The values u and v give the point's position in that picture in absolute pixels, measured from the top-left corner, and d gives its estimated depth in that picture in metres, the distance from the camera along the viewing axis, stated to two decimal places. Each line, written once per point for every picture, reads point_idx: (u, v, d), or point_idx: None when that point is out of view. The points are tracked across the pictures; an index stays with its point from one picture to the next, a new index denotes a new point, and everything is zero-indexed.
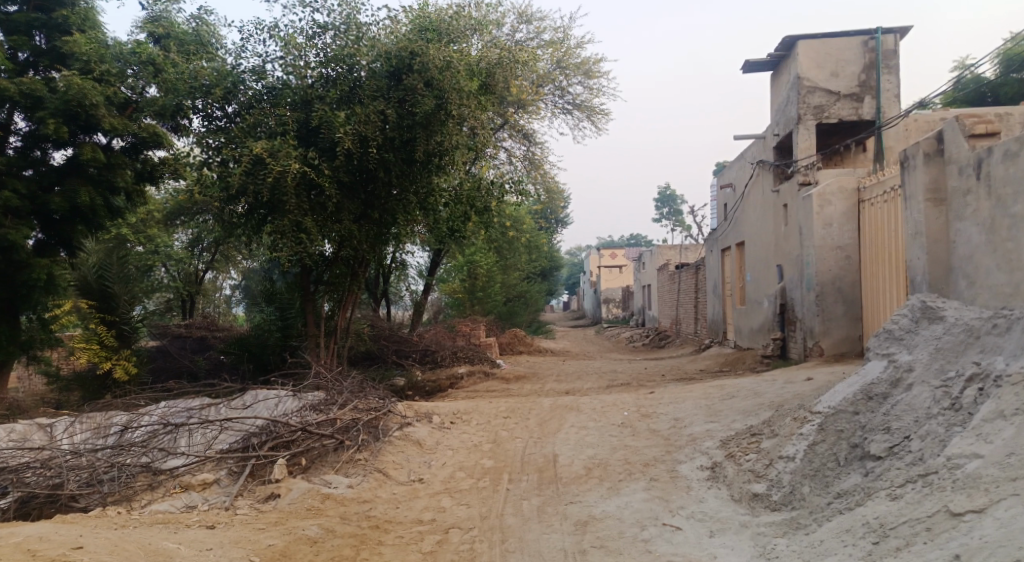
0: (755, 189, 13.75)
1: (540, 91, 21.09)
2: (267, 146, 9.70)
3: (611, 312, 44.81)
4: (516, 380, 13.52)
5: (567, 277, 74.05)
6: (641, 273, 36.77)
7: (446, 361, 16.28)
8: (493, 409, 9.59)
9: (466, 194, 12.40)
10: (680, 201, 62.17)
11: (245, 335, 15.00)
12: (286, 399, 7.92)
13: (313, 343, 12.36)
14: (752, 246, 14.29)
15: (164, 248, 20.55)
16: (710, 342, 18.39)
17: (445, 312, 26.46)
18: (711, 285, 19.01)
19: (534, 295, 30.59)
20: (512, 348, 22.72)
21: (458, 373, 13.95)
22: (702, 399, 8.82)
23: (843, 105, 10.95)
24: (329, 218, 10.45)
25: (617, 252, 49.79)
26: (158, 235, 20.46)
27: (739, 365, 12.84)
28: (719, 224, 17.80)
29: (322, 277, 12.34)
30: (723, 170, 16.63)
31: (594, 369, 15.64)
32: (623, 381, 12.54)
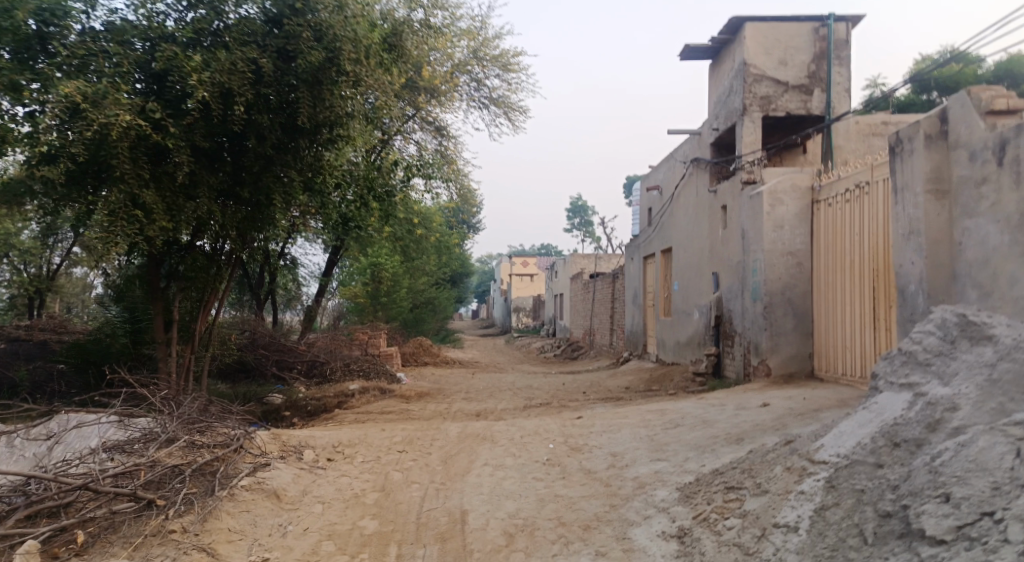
0: (687, 189, 12.55)
1: (454, 79, 19.35)
2: (87, 89, 7.36)
3: (521, 321, 43.50)
4: (417, 398, 11.69)
5: (476, 284, 72.39)
6: (554, 282, 35.57)
7: (337, 373, 14.33)
8: (386, 439, 7.75)
9: (365, 177, 10.54)
10: (591, 211, 61.96)
11: (90, 340, 12.39)
12: (111, 426, 5.99)
13: (164, 352, 10.07)
14: (680, 252, 13.14)
15: (8, 236, 17.12)
16: (629, 356, 17.15)
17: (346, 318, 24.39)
18: (630, 294, 17.83)
19: (442, 302, 28.69)
20: (416, 359, 20.83)
21: (349, 390, 12.00)
22: (641, 428, 7.32)
23: (791, 97, 9.90)
24: (178, 193, 8.32)
25: (529, 259, 48.65)
26: (1, 222, 16.84)
27: (665, 384, 11.53)
28: (642, 229, 16.64)
29: (177, 271, 10.06)
30: (651, 171, 15.45)
31: (505, 385, 13.99)
32: (541, 400, 10.95)
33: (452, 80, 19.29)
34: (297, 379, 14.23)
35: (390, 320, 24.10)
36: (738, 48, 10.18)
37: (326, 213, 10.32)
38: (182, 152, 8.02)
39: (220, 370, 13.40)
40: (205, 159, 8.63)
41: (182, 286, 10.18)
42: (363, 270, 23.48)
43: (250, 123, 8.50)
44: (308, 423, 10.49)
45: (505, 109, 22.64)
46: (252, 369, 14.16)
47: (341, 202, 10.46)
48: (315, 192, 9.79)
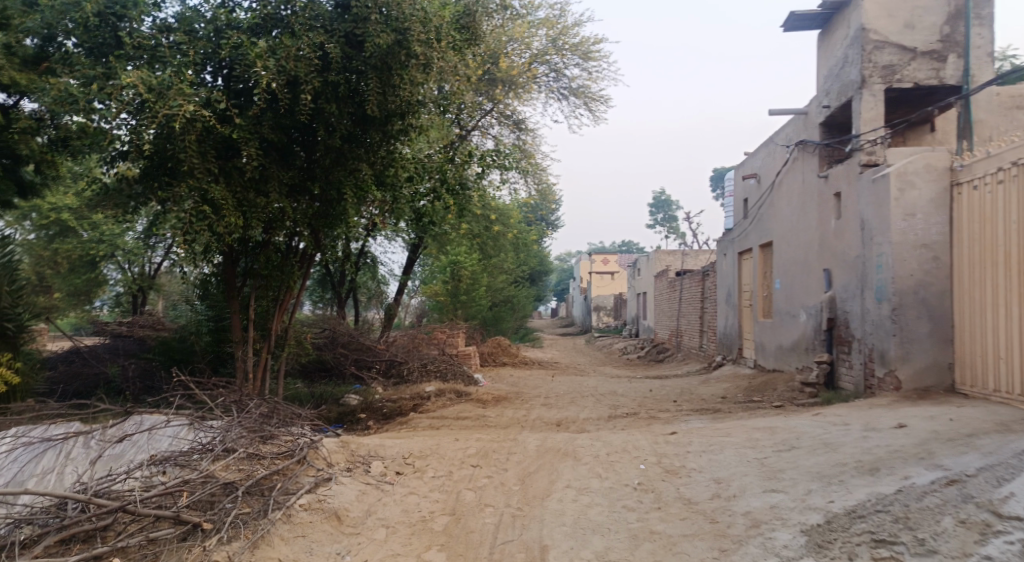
0: (791, 176, 11.38)
1: (532, 69, 18.62)
2: (150, 79, 7.08)
3: (602, 319, 42.40)
4: (494, 402, 11.07)
5: (556, 282, 71.55)
6: (636, 280, 34.33)
7: (414, 374, 13.88)
8: (459, 450, 7.12)
9: (438, 167, 9.99)
10: (675, 207, 60.02)
11: (176, 339, 12.47)
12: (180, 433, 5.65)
13: (239, 353, 9.82)
14: (781, 247, 11.99)
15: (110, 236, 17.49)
16: (722, 360, 15.98)
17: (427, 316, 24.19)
18: (723, 293, 16.62)
19: (522, 300, 28.10)
20: (494, 359, 20.29)
21: (425, 392, 11.51)
22: (748, 448, 6.38)
23: (920, 65, 8.63)
24: (249, 188, 7.94)
25: (610, 257, 47.46)
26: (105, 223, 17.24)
27: (768, 394, 10.43)
28: (737, 222, 15.42)
29: (251, 270, 9.71)
30: (747, 159, 14.25)
31: (588, 390, 13.18)
32: (628, 409, 10.09)
33: (531, 71, 18.61)
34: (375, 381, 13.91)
35: (470, 319, 23.76)
36: (854, 12, 8.97)
37: (404, 209, 9.87)
38: (252, 145, 7.64)
39: (298, 369, 13.23)
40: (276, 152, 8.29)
41: (257, 286, 9.88)
42: (443, 269, 23.17)
43: (319, 112, 8.11)
44: (382, 427, 10.05)
45: (585, 99, 21.79)
46: (329, 367, 13.96)
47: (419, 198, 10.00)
48: (390, 187, 9.38)
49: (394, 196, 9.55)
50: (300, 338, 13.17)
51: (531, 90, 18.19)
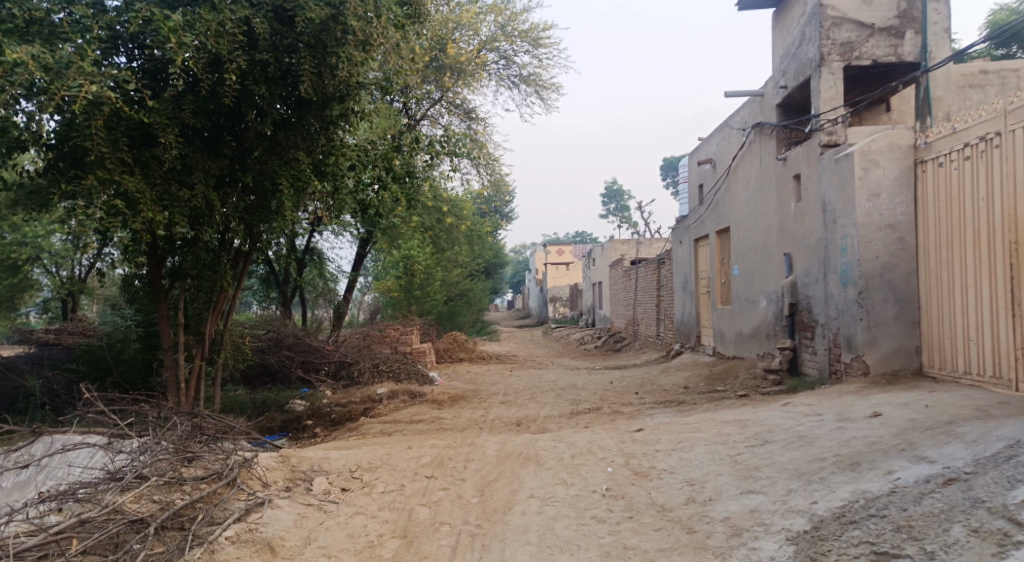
0: (749, 159, 11.10)
1: (481, 56, 18.03)
2: (45, 55, 6.17)
3: (558, 310, 42.14)
4: (450, 403, 10.54)
5: (510, 274, 71.10)
6: (591, 270, 34.10)
7: (366, 375, 13.23)
8: (412, 460, 6.57)
9: (383, 154, 9.29)
10: (627, 196, 60.15)
11: (105, 347, 11.56)
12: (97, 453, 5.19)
13: (171, 361, 9.06)
14: (739, 231, 11.74)
15: (36, 239, 16.29)
16: (681, 348, 15.76)
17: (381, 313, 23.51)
18: (681, 280, 16.37)
19: (477, 294, 27.53)
20: (450, 355, 19.74)
21: (376, 395, 10.91)
22: (719, 445, 6.01)
23: (879, 42, 8.39)
24: (169, 180, 7.21)
25: (565, 248, 47.27)
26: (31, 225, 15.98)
27: (731, 383, 10.16)
28: (693, 208, 15.16)
29: (180, 268, 8.94)
30: (702, 143, 13.95)
31: (547, 384, 12.75)
32: (590, 404, 9.69)
33: (480, 58, 18.02)
34: (323, 384, 13.20)
35: (425, 315, 23.08)
36: None
37: (347, 201, 9.22)
38: (170, 133, 6.93)
39: (240, 375, 12.46)
40: (200, 139, 7.57)
41: (186, 287, 9.10)
42: (395, 264, 22.45)
43: (247, 95, 7.44)
44: (331, 435, 9.43)
45: (536, 87, 21.31)
46: (274, 371, 13.20)
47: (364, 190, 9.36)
48: (330, 177, 8.73)
49: (336, 188, 8.91)
50: (241, 340, 12.38)
51: (480, 78, 17.61)
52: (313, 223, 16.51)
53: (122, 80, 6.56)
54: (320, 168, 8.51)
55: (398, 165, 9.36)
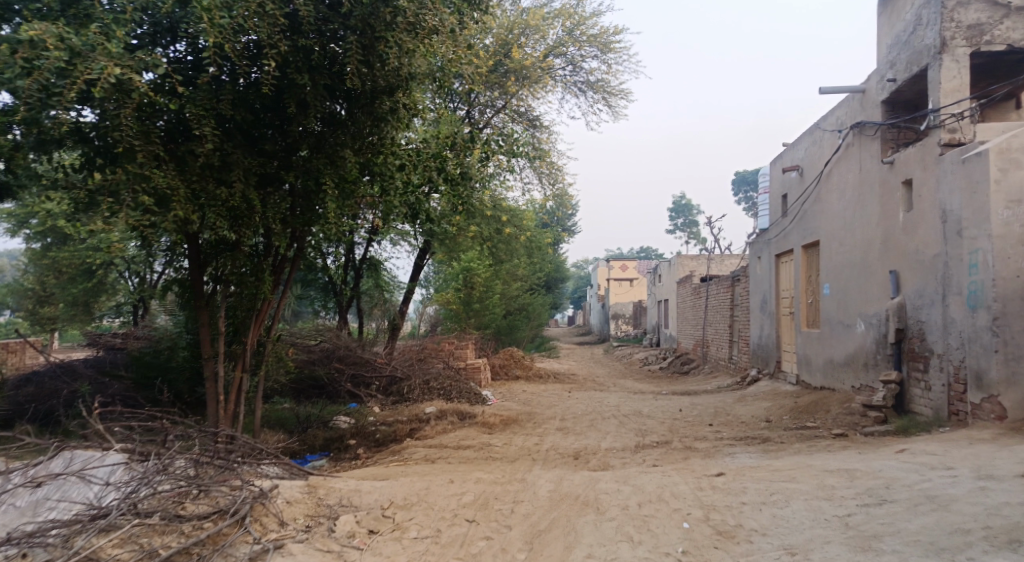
0: (843, 165, 9.94)
1: (547, 62, 17.20)
2: (69, 36, 5.64)
3: (621, 328, 40.81)
4: (502, 426, 9.66)
5: (572, 289, 69.91)
6: (657, 287, 32.70)
7: (416, 392, 12.51)
8: (453, 498, 5.70)
9: (434, 152, 8.46)
10: (695, 211, 58.21)
11: (155, 354, 11.24)
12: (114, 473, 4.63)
13: (210, 373, 8.48)
14: (831, 246, 10.53)
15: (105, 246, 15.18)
16: (758, 375, 14.46)
17: (442, 324, 23.02)
18: (759, 299, 15.08)
19: (537, 309, 26.66)
20: (506, 372, 18.89)
21: (424, 415, 10.13)
22: (822, 501, 4.92)
23: (1015, 23, 7.22)
24: (207, 177, 6.59)
25: (629, 264, 45.89)
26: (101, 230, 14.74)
27: (822, 419, 8.91)
28: (774, 221, 13.94)
29: (221, 277, 8.24)
30: (787, 150, 12.78)
31: (610, 409, 11.72)
32: (658, 436, 8.63)
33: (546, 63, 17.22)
34: (372, 400, 12.55)
35: (483, 328, 22.56)
36: None
37: (400, 208, 8.44)
38: (207, 125, 6.31)
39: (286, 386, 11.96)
40: (241, 134, 6.97)
41: (228, 296, 8.45)
42: (455, 276, 21.94)
43: (289, 81, 6.80)
44: (372, 458, 8.68)
45: (603, 93, 20.40)
46: (323, 383, 12.64)
47: (421, 198, 8.52)
48: (381, 178, 8.02)
49: (388, 191, 8.14)
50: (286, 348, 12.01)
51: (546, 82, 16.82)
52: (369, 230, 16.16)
53: (151, 63, 5.93)
54: (370, 169, 7.86)
55: (454, 167, 8.58)
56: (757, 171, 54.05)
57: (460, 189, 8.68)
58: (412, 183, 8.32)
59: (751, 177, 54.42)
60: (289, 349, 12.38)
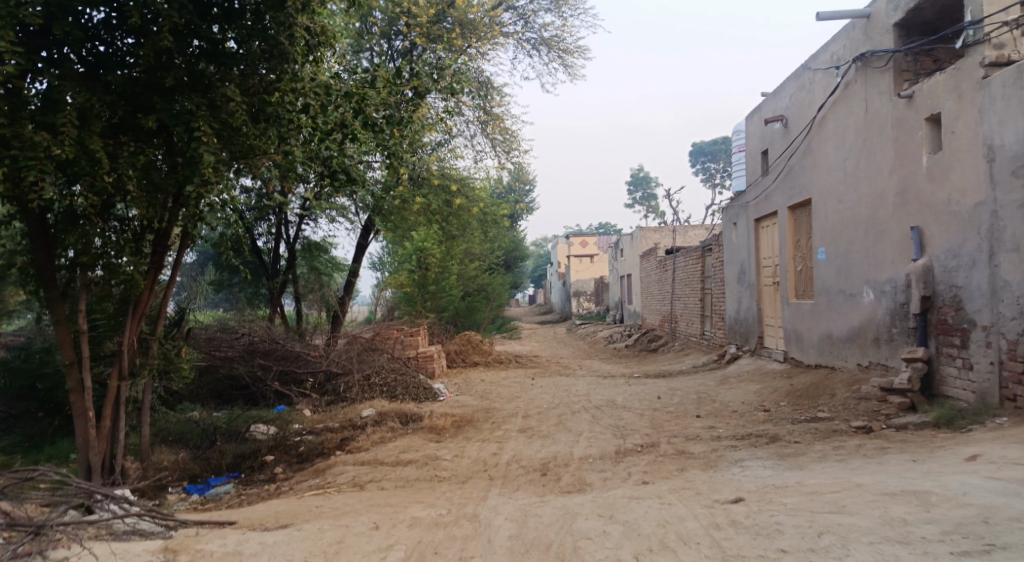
0: (843, 107, 8.58)
1: (494, 13, 14.90)
2: None
3: (583, 305, 39.48)
4: (454, 431, 8.02)
5: (532, 268, 68.45)
6: (620, 262, 31.27)
7: (354, 390, 10.80)
8: (373, 556, 4.06)
9: (354, 91, 6.81)
10: (654, 184, 57.07)
11: (31, 357, 9.26)
12: None
13: (75, 381, 6.53)
14: (826, 203, 9.20)
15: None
16: (737, 352, 13.15)
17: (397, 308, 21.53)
18: (735, 269, 13.76)
19: (497, 289, 25.09)
20: (463, 360, 17.28)
21: (360, 421, 8.42)
22: (896, 546, 3.43)
23: None
24: (22, 120, 5.06)
25: (589, 239, 44.51)
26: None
27: (831, 407, 7.53)
28: (753, 181, 12.60)
29: (74, 260, 6.27)
30: (771, 97, 11.39)
31: (579, 400, 10.18)
32: (642, 436, 7.10)
33: (495, 16, 14.97)
34: (302, 401, 10.89)
35: (439, 312, 21.12)
36: None
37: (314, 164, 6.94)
38: (2, 40, 4.75)
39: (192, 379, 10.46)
40: (76, 67, 5.50)
41: (97, 286, 6.55)
42: (407, 256, 20.55)
43: None
44: (291, 480, 6.96)
45: (558, 51, 18.75)
46: (245, 383, 11.04)
47: (342, 156, 7.03)
48: (287, 131, 6.33)
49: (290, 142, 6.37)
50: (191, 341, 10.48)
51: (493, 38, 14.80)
52: (299, 198, 14.62)
53: None
54: (267, 113, 6.15)
55: (374, 111, 6.97)
56: (715, 142, 53.16)
57: (384, 136, 7.34)
58: (322, 131, 6.68)
59: (709, 148, 53.59)
60: (199, 344, 10.79)
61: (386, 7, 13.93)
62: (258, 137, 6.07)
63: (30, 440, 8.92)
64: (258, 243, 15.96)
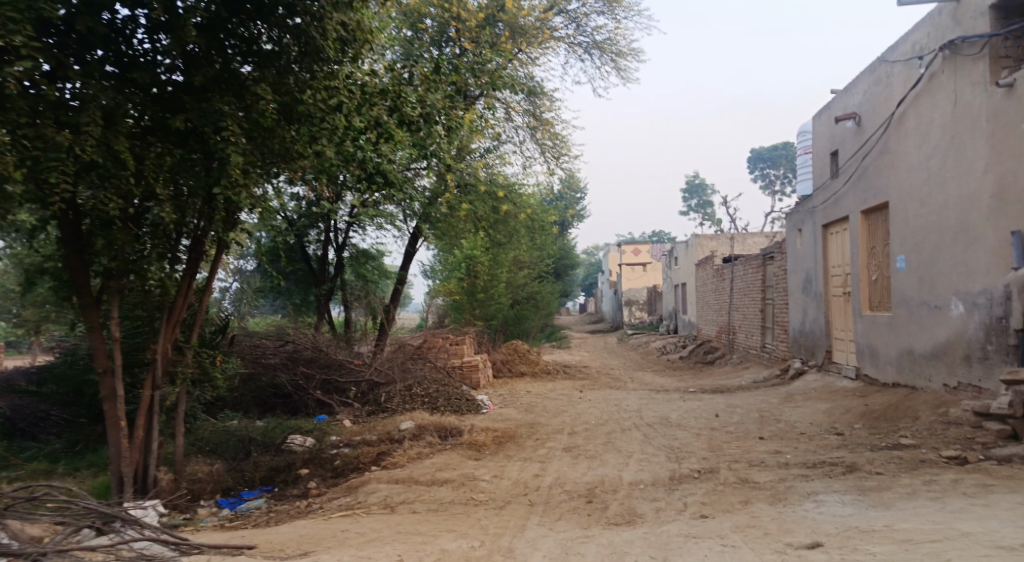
0: (927, 102, 7.86)
1: (546, 17, 14.45)
2: None
3: (635, 315, 38.57)
4: (495, 448, 7.52)
5: (584, 277, 67.66)
6: (673, 271, 30.34)
7: (395, 401, 10.42)
8: None
9: (390, 89, 6.43)
10: (710, 191, 55.61)
11: (73, 362, 9.15)
12: None
13: (109, 393, 6.02)
14: (907, 206, 8.42)
15: None
16: (802, 367, 12.29)
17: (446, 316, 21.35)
18: (800, 280, 12.91)
19: (547, 297, 24.58)
20: (510, 370, 16.81)
21: (398, 435, 8.01)
22: None
23: None
24: (45, 121, 4.73)
25: (642, 247, 43.56)
26: None
27: (915, 432, 6.73)
28: (820, 186, 11.77)
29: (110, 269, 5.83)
30: (843, 95, 10.67)
31: (630, 417, 9.56)
32: (700, 461, 6.46)
33: (546, 19, 14.53)
34: (343, 412, 10.49)
35: (488, 320, 20.83)
36: None
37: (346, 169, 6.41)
38: (19, 33, 4.40)
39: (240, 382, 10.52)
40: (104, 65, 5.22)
41: (128, 294, 6.17)
42: (457, 264, 20.29)
43: None
44: (323, 497, 6.57)
45: (610, 54, 18.17)
46: (287, 392, 10.73)
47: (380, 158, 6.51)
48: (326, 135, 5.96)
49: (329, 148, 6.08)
50: (237, 343, 10.49)
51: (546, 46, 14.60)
52: (351, 206, 14.62)
53: None
54: (305, 110, 5.79)
55: (411, 107, 6.56)
56: (773, 147, 51.52)
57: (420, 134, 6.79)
58: (355, 131, 6.21)
59: (767, 153, 51.99)
60: (244, 350, 10.63)
61: (436, 13, 13.45)
62: (287, 136, 5.74)
63: (70, 446, 8.82)
64: (307, 249, 15.86)
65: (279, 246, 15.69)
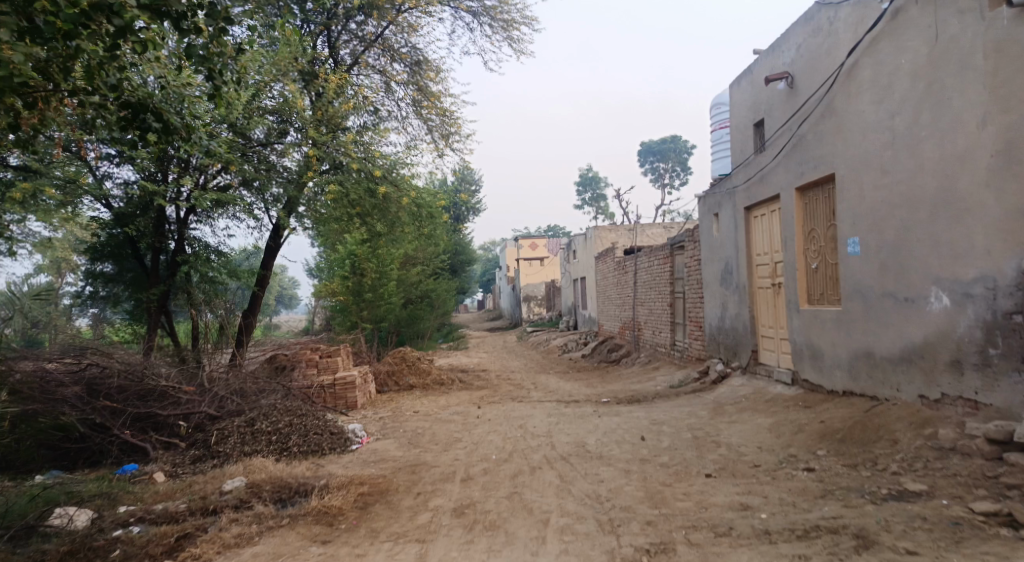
0: (887, 46, 6.54)
1: None
2: None
3: (534, 312, 37.13)
4: (358, 519, 5.35)
5: (480, 273, 65.92)
6: (573, 265, 28.84)
7: (230, 441, 7.96)
8: None
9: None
10: (603, 184, 55.15)
11: None
12: None
13: None
14: (860, 177, 7.02)
15: None
16: (725, 369, 10.81)
17: (331, 320, 18.92)
18: (718, 271, 11.45)
19: (443, 295, 22.42)
20: (395, 383, 14.58)
21: (222, 509, 5.73)
22: None
23: None
24: None
25: (538, 241, 42.30)
26: None
27: (910, 468, 5.18)
28: (740, 162, 10.38)
29: None
30: (770, 53, 9.26)
31: (538, 448, 7.58)
32: (645, 530, 4.57)
33: None
34: (158, 464, 7.97)
35: (377, 323, 18.44)
36: None
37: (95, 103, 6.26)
38: None
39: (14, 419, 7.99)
40: None
41: None
42: (341, 261, 17.87)
43: None
44: None
45: (503, 23, 16.26)
46: (81, 432, 8.42)
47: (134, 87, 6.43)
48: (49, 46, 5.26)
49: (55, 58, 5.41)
50: (10, 374, 8.15)
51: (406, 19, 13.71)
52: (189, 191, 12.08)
53: None
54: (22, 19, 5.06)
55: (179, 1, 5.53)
56: (663, 140, 51.56)
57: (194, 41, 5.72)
58: (66, 18, 4.98)
59: (656, 147, 51.89)
60: (19, 382, 8.23)
61: None
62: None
63: None
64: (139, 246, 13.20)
65: (108, 244, 12.88)
